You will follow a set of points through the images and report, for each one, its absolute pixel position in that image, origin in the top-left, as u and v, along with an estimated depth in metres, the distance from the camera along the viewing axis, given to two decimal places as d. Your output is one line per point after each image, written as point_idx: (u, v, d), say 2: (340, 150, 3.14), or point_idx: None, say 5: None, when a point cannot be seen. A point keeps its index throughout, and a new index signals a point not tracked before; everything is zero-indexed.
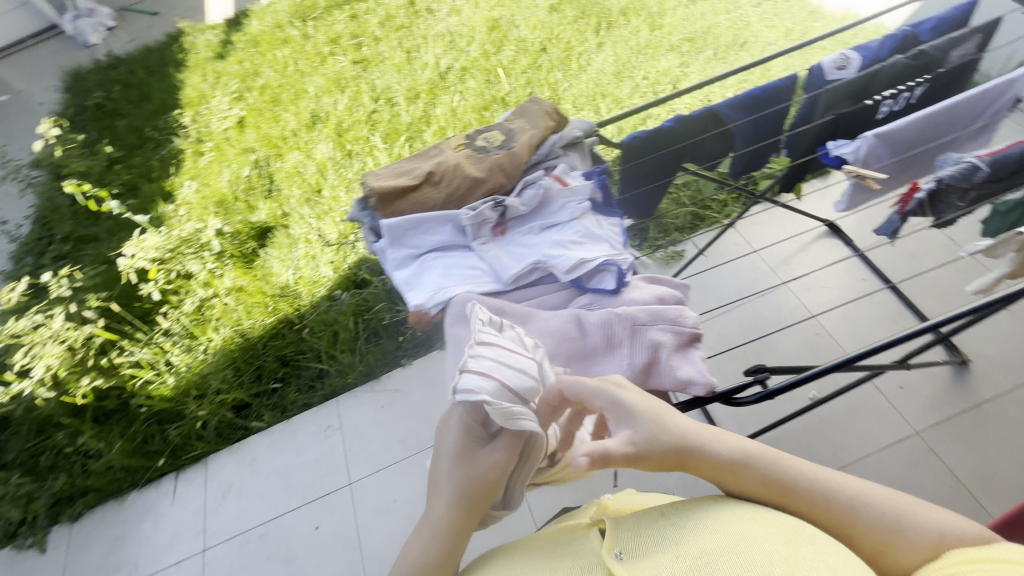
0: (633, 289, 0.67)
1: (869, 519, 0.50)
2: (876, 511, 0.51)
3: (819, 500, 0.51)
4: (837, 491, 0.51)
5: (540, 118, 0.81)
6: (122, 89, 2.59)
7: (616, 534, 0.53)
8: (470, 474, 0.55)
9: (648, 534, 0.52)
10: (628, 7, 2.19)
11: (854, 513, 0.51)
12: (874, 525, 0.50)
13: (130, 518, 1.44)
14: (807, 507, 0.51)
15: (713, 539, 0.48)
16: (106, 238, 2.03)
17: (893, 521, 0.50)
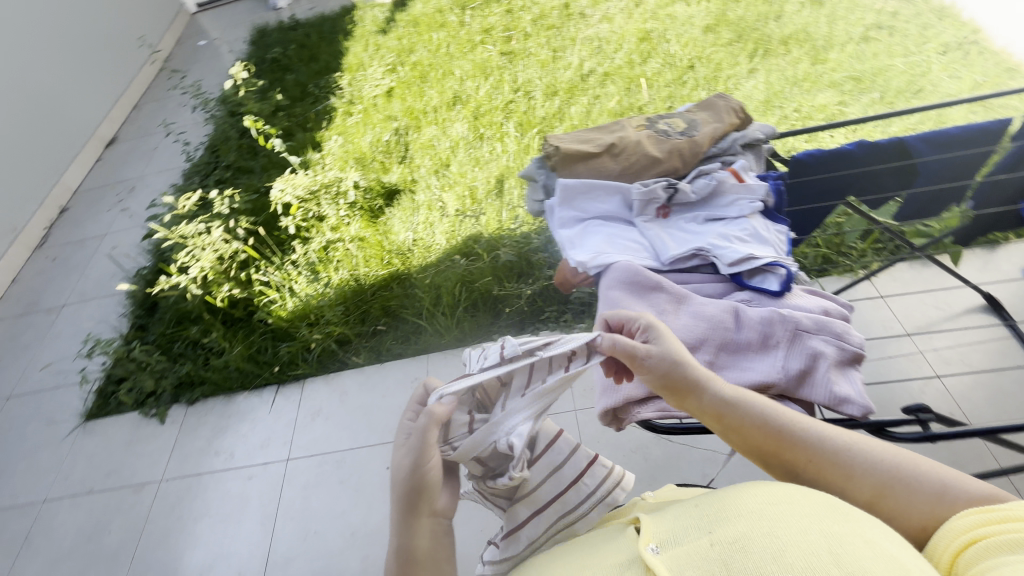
0: (795, 296, 0.65)
1: (911, 493, 0.50)
2: (922, 482, 0.50)
3: (846, 463, 0.52)
4: (875, 457, 0.52)
5: (725, 115, 0.83)
6: (297, 49, 2.92)
7: (650, 526, 0.52)
8: (408, 470, 0.55)
9: (683, 519, 0.51)
10: (791, 36, 2.09)
11: (891, 485, 0.50)
12: (913, 498, 0.49)
13: (234, 415, 1.62)
14: (840, 473, 0.52)
15: (749, 526, 0.46)
16: (259, 171, 2.28)
17: (939, 495, 0.49)
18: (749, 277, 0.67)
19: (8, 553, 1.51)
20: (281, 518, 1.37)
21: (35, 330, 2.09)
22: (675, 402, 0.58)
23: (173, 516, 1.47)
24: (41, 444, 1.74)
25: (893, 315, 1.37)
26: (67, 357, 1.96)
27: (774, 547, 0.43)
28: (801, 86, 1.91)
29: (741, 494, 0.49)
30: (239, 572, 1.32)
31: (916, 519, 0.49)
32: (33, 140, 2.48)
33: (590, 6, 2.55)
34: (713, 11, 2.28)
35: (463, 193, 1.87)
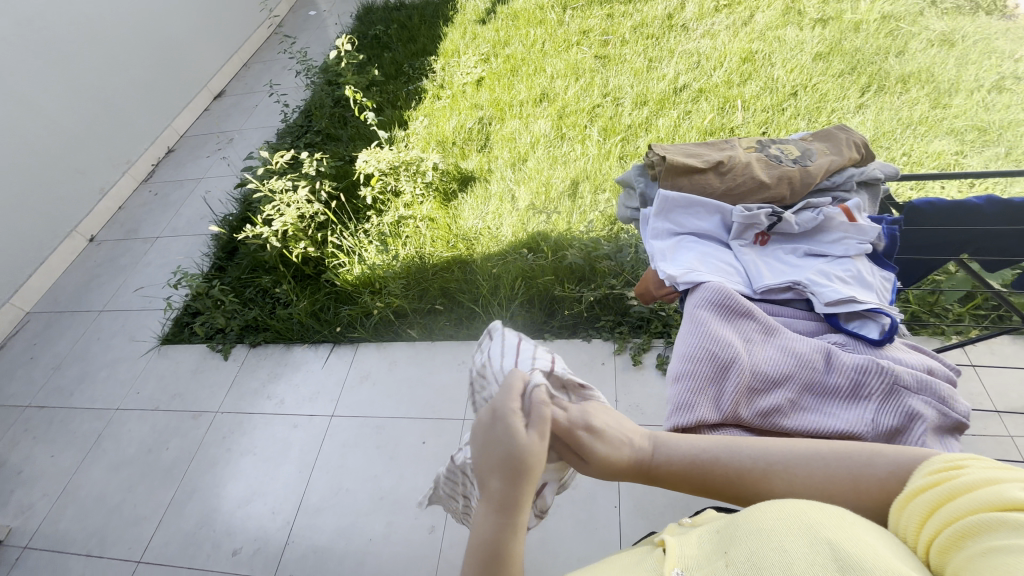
0: (896, 348, 0.61)
1: (830, 482, 0.51)
2: (840, 471, 0.51)
3: (791, 473, 0.53)
4: (809, 462, 0.52)
5: (846, 148, 0.79)
6: (398, 28, 3.03)
7: (675, 548, 0.54)
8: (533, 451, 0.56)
9: (706, 545, 0.52)
10: (912, 75, 1.94)
11: (809, 476, 0.52)
12: (833, 484, 0.51)
13: (290, 364, 1.72)
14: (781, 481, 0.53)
15: (758, 545, 0.47)
16: (346, 141, 2.39)
17: (856, 478, 0.50)
18: (846, 321, 0.64)
19: (82, 449, 1.68)
20: (318, 469, 1.45)
21: (131, 255, 2.30)
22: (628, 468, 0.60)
23: (223, 446, 1.57)
24: (122, 357, 1.92)
25: (985, 393, 1.25)
26: (155, 285, 2.15)
27: (782, 562, 0.44)
28: (915, 130, 1.77)
29: (747, 513, 0.50)
30: (273, 510, 1.40)
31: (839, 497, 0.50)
32: (156, 84, 2.72)
33: (694, 19, 2.48)
34: (827, 39, 2.15)
35: (537, 189, 1.88)
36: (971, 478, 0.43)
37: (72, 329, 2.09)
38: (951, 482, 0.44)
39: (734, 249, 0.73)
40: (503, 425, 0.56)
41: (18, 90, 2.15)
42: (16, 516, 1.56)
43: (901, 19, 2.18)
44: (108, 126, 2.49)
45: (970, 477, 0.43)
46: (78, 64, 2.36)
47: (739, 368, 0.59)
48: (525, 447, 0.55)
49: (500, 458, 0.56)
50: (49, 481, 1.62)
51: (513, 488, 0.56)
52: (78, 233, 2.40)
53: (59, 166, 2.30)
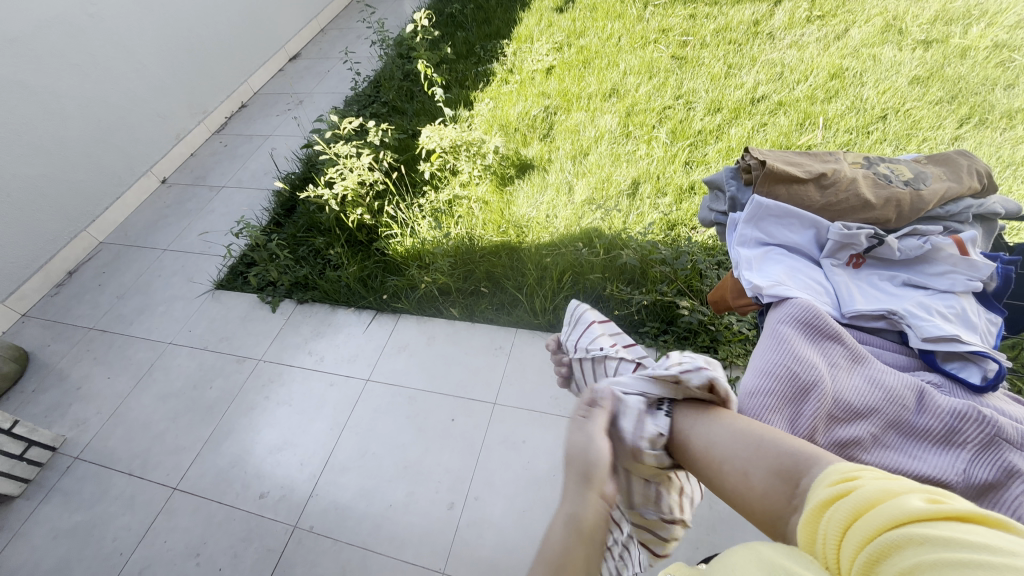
0: (1000, 399, 0.56)
1: (735, 453, 0.55)
2: (747, 436, 0.56)
3: (700, 435, 0.60)
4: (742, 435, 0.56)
5: (967, 176, 0.74)
6: (474, 9, 3.02)
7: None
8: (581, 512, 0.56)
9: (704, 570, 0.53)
10: (1020, 111, 1.78)
11: (723, 443, 0.57)
12: (735, 449, 0.56)
13: (333, 325, 1.77)
14: (695, 443, 0.60)
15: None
16: (411, 114, 2.41)
17: (755, 442, 0.55)
18: (944, 361, 0.59)
19: (134, 375, 1.79)
20: (348, 430, 1.48)
21: (198, 201, 2.42)
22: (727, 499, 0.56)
23: (261, 393, 1.64)
24: (179, 295, 2.03)
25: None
26: (217, 231, 2.25)
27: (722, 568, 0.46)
28: (1016, 170, 1.63)
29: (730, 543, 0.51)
30: (301, 462, 1.45)
31: (737, 466, 0.55)
32: (239, 40, 2.83)
33: (782, 28, 2.36)
34: (928, 63, 2.01)
35: (596, 184, 1.84)
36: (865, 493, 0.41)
37: (137, 263, 2.21)
38: (853, 496, 0.41)
39: (825, 267, 0.69)
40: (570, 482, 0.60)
41: (116, 31, 2.27)
42: (70, 427, 1.68)
43: (1015, 49, 2.01)
44: (191, 75, 2.61)
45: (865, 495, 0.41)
46: (172, 12, 2.48)
47: (820, 392, 0.56)
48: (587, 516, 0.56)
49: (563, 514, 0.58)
50: (102, 401, 1.73)
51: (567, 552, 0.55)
52: (152, 173, 2.53)
53: (142, 108, 2.42)
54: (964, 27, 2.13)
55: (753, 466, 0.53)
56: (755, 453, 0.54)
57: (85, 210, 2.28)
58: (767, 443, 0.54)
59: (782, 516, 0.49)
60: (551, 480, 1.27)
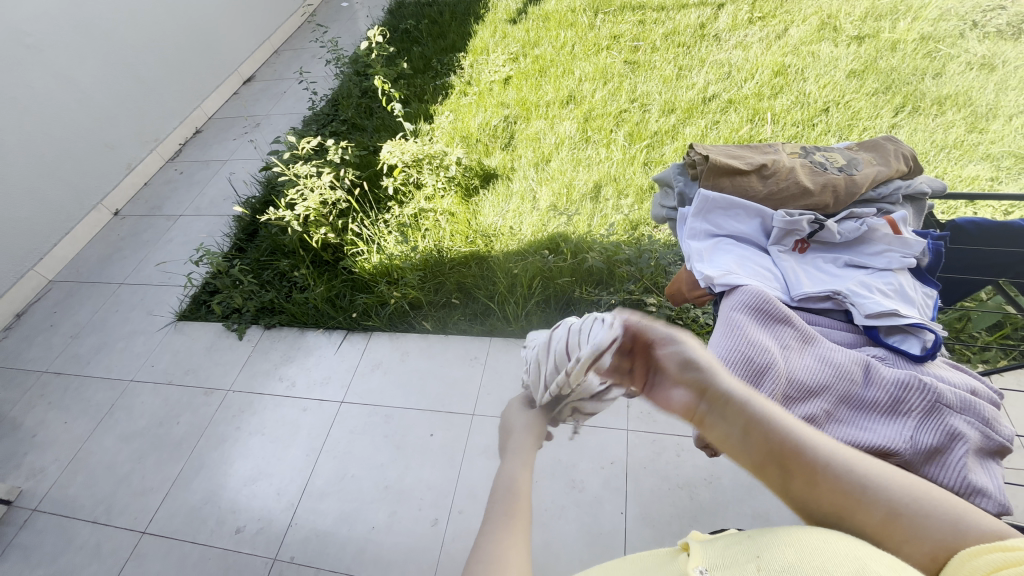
0: (938, 367, 0.59)
1: (922, 519, 0.46)
2: (937, 512, 0.47)
3: (861, 480, 0.49)
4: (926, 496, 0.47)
5: (894, 160, 0.79)
6: (428, 24, 3.04)
7: (700, 553, 0.50)
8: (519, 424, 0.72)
9: (732, 548, 0.48)
10: (948, 97, 1.90)
11: (905, 509, 0.47)
12: (929, 525, 0.46)
13: (303, 348, 1.73)
14: (855, 496, 0.48)
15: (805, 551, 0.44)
16: (371, 131, 2.40)
17: (955, 526, 0.46)
18: (886, 335, 0.62)
19: (94, 417, 1.70)
20: (324, 454, 1.45)
21: (154, 231, 2.34)
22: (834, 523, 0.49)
23: (232, 424, 1.58)
24: (139, 330, 1.95)
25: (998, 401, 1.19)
26: (176, 261, 2.17)
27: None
28: (949, 153, 1.74)
29: (790, 526, 0.47)
30: (278, 492, 1.40)
31: (928, 546, 0.46)
32: (190, 64, 2.77)
33: (727, 30, 2.46)
34: (862, 57, 2.12)
35: (558, 190, 1.87)
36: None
37: (92, 299, 2.12)
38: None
39: (773, 254, 0.71)
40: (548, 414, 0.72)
41: (56, 61, 2.19)
42: (27, 478, 1.59)
43: (939, 41, 2.14)
44: (141, 103, 2.54)
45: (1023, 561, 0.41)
46: (116, 39, 2.41)
47: (775, 372, 0.58)
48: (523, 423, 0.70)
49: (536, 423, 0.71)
50: (61, 447, 1.64)
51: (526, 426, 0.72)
52: (104, 206, 2.44)
53: (90, 139, 2.34)
54: (893, 22, 2.26)
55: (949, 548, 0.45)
56: (951, 536, 0.46)
57: (31, 248, 2.18)
58: (964, 521, 0.46)
59: None
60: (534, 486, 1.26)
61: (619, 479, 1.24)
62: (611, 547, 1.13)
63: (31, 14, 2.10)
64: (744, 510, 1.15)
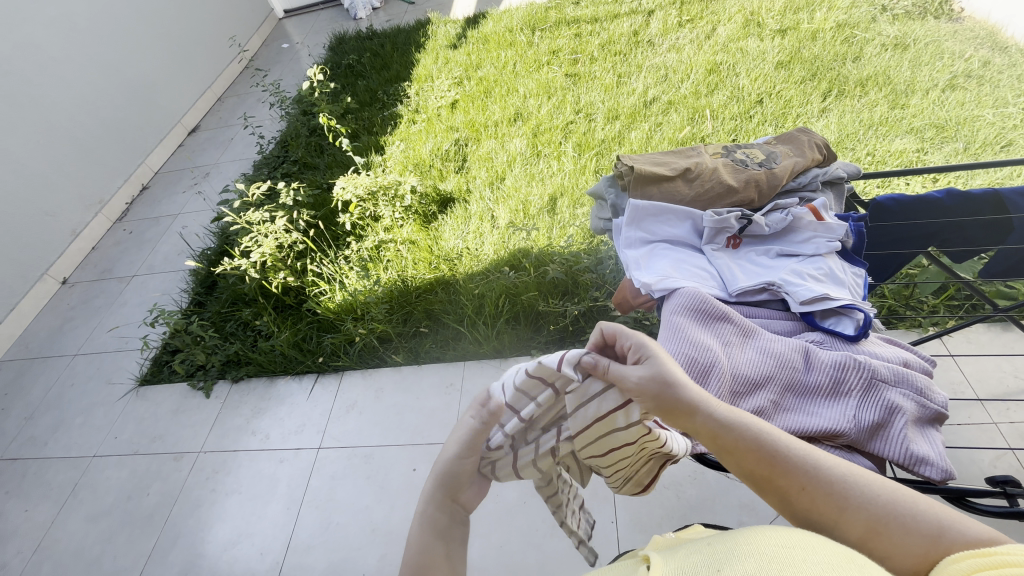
0: (872, 343, 0.62)
1: (910, 532, 0.47)
2: (920, 519, 0.47)
3: (838, 492, 0.49)
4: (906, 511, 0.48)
5: (809, 150, 0.83)
6: (370, 57, 3.06)
7: (659, 563, 0.47)
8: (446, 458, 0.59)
9: (692, 556, 0.46)
10: (869, 78, 2.01)
11: (889, 522, 0.47)
12: (908, 540, 0.47)
13: (273, 398, 1.68)
14: (836, 505, 0.49)
15: (758, 565, 0.41)
16: (323, 168, 2.39)
17: (936, 536, 0.46)
18: (822, 318, 0.65)
19: (57, 501, 1.61)
20: (306, 505, 1.40)
21: (106, 296, 2.25)
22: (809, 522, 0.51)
23: (206, 487, 1.52)
24: (98, 402, 1.86)
25: (952, 360, 1.24)
26: (132, 324, 2.09)
27: None
28: (876, 130, 1.83)
29: (749, 530, 0.45)
30: (260, 551, 1.34)
31: (911, 559, 0.46)
32: (128, 122, 2.71)
33: (659, 34, 2.56)
34: (787, 49, 2.23)
35: (515, 207, 1.88)
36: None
37: (45, 375, 2.02)
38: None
39: (707, 254, 0.74)
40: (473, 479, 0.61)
41: None
42: None
43: (854, 27, 2.27)
44: (80, 166, 2.46)
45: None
46: (48, 105, 2.34)
47: (719, 371, 0.58)
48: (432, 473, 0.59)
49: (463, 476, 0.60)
50: (24, 538, 1.55)
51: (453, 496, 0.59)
52: (50, 276, 2.33)
53: (27, 209, 2.25)
54: (810, 13, 2.39)
55: (934, 559, 0.46)
56: (933, 548, 0.46)
57: None
58: (949, 532, 0.46)
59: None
60: (522, 506, 1.24)
61: (605, 487, 1.23)
62: (607, 557, 1.12)
63: None
64: (731, 502, 1.16)
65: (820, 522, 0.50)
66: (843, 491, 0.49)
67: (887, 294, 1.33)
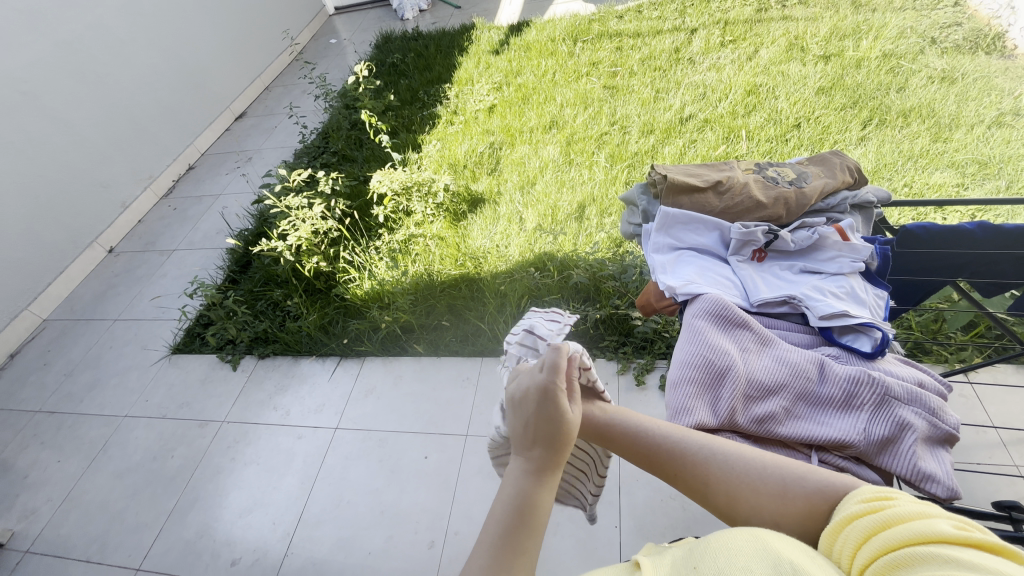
0: (888, 362, 0.64)
1: (769, 477, 0.53)
2: (769, 477, 0.53)
3: (702, 467, 0.56)
4: (758, 467, 0.54)
5: (840, 172, 0.84)
6: (414, 57, 3.15)
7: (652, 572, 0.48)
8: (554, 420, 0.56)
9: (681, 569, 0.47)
10: (912, 109, 1.99)
11: (753, 471, 0.54)
12: (759, 495, 0.52)
13: (296, 376, 1.74)
14: (737, 472, 0.54)
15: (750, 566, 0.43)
16: (361, 161, 2.47)
17: (781, 489, 0.52)
18: (840, 334, 0.66)
19: (87, 455, 1.70)
20: (319, 481, 1.45)
21: (147, 267, 2.36)
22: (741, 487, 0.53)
23: (226, 455, 1.59)
24: (133, 365, 1.95)
25: (976, 398, 1.21)
26: (170, 295, 2.20)
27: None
28: (916, 162, 1.81)
29: (718, 531, 0.48)
30: (273, 521, 1.40)
31: (766, 510, 0.52)
32: (182, 104, 2.85)
33: (700, 53, 2.57)
34: (829, 75, 2.22)
35: (544, 212, 1.92)
36: (919, 503, 0.42)
37: (86, 336, 2.13)
38: (884, 511, 0.44)
39: (732, 264, 0.76)
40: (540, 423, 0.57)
41: (52, 106, 2.25)
42: (18, 520, 1.57)
43: (901, 57, 2.25)
44: (134, 142, 2.59)
45: (903, 507, 0.43)
46: (110, 83, 2.48)
47: (734, 375, 0.61)
48: (569, 419, 0.57)
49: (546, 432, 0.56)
50: (54, 487, 1.63)
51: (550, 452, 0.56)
52: (98, 244, 2.46)
53: (84, 179, 2.38)
54: (856, 40, 2.37)
55: (784, 513, 0.51)
56: (781, 501, 0.52)
57: (25, 288, 2.20)
58: (792, 486, 0.52)
59: (779, 516, 0.51)
60: None
61: (612, 492, 1.24)
62: (607, 561, 1.13)
63: (25, 62, 2.15)
64: None
65: (734, 490, 0.54)
66: (738, 456, 0.55)
67: (914, 326, 1.31)
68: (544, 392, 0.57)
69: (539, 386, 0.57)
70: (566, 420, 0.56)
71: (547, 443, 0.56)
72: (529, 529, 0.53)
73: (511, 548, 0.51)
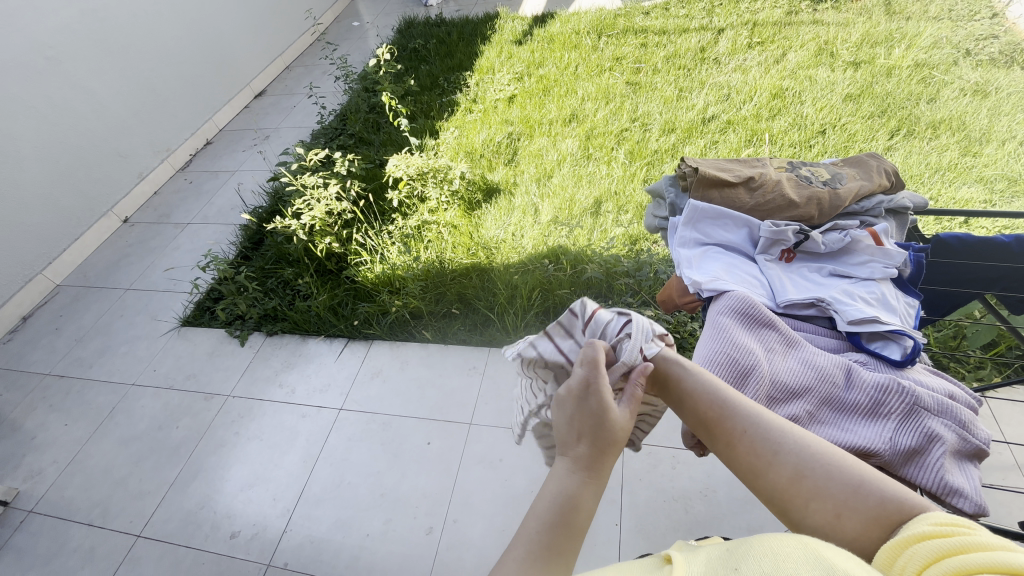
0: (917, 372, 0.62)
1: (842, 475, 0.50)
2: (844, 473, 0.50)
3: (775, 436, 0.53)
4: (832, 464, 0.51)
5: (877, 175, 0.82)
6: (436, 43, 3.13)
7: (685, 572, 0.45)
8: (595, 416, 0.56)
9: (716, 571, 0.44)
10: (942, 121, 1.94)
11: (818, 464, 0.51)
12: (829, 484, 0.50)
13: (304, 355, 1.75)
14: (811, 456, 0.51)
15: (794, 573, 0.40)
16: (378, 145, 2.45)
17: (853, 488, 0.49)
18: (868, 341, 0.65)
19: (94, 421, 1.71)
20: (321, 461, 1.45)
21: (161, 239, 2.37)
22: (804, 475, 0.51)
23: (231, 429, 1.59)
24: (142, 335, 1.97)
25: (993, 418, 1.19)
26: (183, 267, 2.21)
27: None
28: (943, 175, 1.77)
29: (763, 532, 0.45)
30: (273, 497, 1.40)
31: (831, 504, 0.49)
32: (203, 78, 2.85)
33: (727, 53, 2.53)
34: (858, 82, 2.17)
35: (560, 205, 1.90)
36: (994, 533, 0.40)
37: (98, 304, 2.15)
38: (955, 536, 0.41)
39: (759, 263, 0.75)
40: (595, 400, 0.56)
41: (76, 74, 2.26)
42: (25, 480, 1.60)
43: (934, 68, 2.19)
44: (154, 114, 2.60)
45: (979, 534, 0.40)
46: (133, 54, 2.48)
47: (758, 374, 0.60)
48: (615, 420, 0.56)
49: (592, 428, 0.56)
50: (60, 449, 1.65)
51: (596, 455, 0.56)
52: (114, 213, 2.48)
53: (103, 148, 2.39)
54: (888, 48, 2.32)
55: (851, 508, 0.48)
56: (851, 496, 0.48)
57: (41, 252, 2.22)
58: (869, 485, 0.49)
59: (848, 512, 0.48)
60: (530, 496, 1.27)
61: (613, 490, 1.24)
62: (606, 558, 1.13)
63: (53, 28, 2.16)
64: (738, 525, 1.15)
65: (799, 472, 0.51)
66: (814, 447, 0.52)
67: (933, 341, 1.29)
68: (586, 385, 0.57)
69: (581, 381, 0.58)
70: (612, 420, 0.56)
71: (591, 441, 0.56)
72: (573, 524, 0.53)
73: (551, 546, 0.52)
